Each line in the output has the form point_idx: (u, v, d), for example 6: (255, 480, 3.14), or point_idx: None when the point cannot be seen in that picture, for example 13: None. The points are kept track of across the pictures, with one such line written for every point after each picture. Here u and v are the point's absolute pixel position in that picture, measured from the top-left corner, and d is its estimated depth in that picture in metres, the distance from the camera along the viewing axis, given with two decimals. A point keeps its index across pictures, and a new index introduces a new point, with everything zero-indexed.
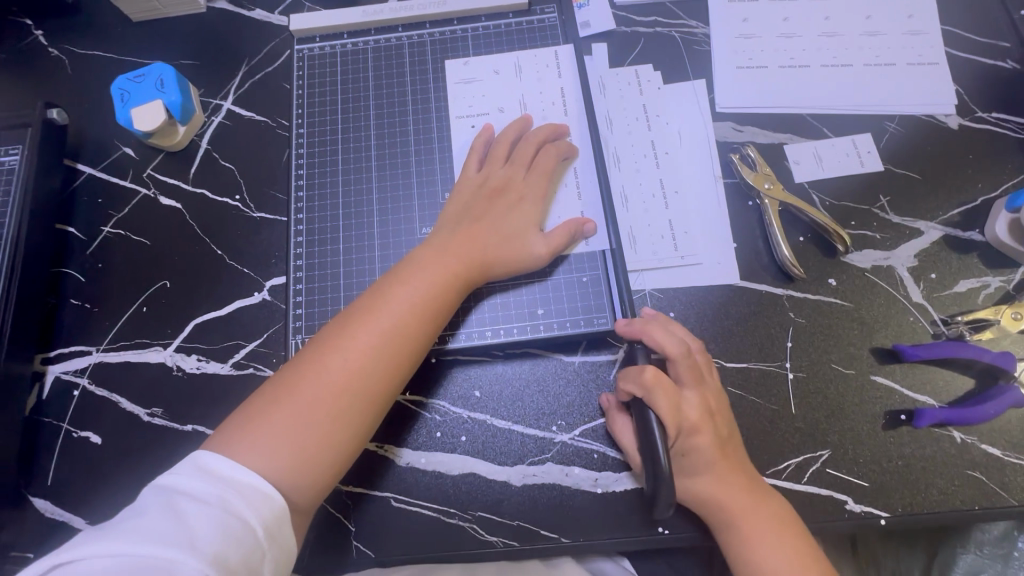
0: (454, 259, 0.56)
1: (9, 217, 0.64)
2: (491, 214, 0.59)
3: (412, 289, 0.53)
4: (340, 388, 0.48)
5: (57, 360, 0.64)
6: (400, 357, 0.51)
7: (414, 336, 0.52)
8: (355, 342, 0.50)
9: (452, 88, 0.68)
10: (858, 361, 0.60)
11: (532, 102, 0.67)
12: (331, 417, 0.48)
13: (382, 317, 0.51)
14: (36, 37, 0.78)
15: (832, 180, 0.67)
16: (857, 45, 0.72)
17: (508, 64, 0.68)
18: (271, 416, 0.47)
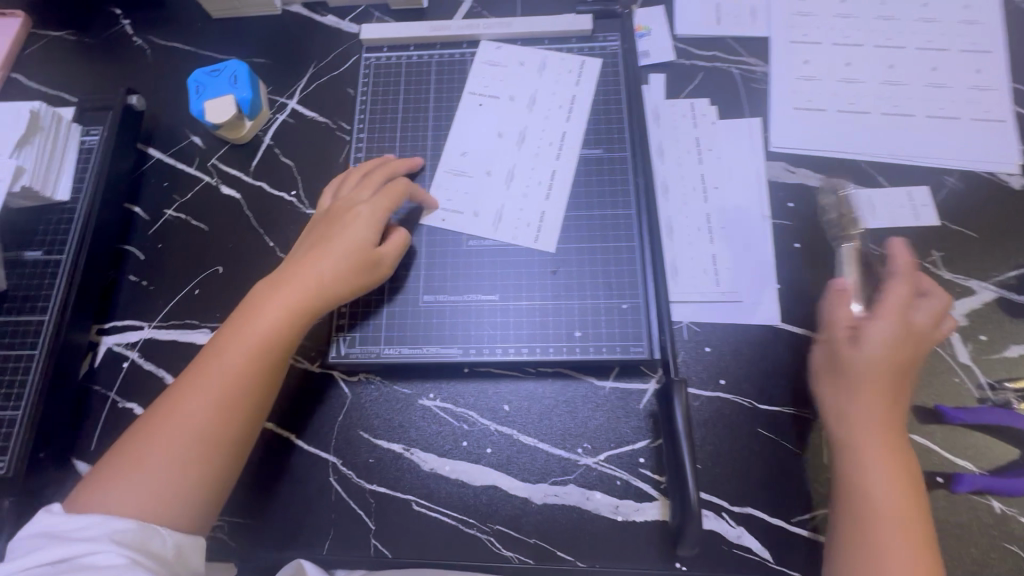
0: (284, 291, 0.57)
1: (84, 192, 0.68)
2: (319, 253, 0.58)
3: (257, 321, 0.55)
4: (177, 434, 0.51)
5: (111, 332, 0.68)
6: (244, 388, 0.53)
7: (239, 377, 0.53)
8: (197, 394, 0.53)
9: (481, 70, 0.71)
10: None
11: (541, 96, 0.69)
12: (179, 468, 0.50)
13: (205, 373, 0.54)
14: (123, 27, 0.83)
15: (884, 230, 0.66)
16: (919, 96, 0.71)
17: (539, 60, 0.71)
18: (126, 471, 0.50)
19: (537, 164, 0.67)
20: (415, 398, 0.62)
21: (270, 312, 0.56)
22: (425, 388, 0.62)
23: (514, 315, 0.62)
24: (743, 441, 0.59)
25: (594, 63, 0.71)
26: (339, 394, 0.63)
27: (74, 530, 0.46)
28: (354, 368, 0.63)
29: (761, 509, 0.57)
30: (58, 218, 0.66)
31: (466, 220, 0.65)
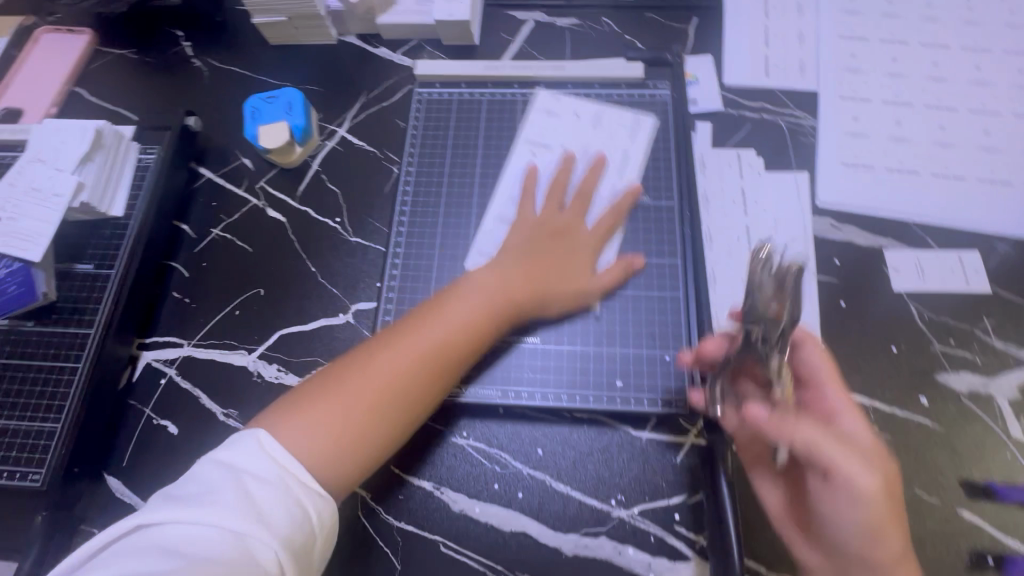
0: (491, 290, 0.58)
1: (137, 209, 0.69)
2: (535, 269, 0.61)
3: (465, 303, 0.57)
4: (377, 392, 0.52)
5: (151, 348, 0.68)
6: (437, 372, 0.54)
7: (448, 344, 0.55)
8: (393, 352, 0.54)
9: (546, 115, 0.72)
10: (945, 490, 0.57)
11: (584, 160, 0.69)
12: (359, 408, 0.51)
13: (446, 318, 0.56)
14: (183, 48, 0.86)
15: (933, 294, 0.65)
16: (970, 158, 0.70)
17: (602, 115, 0.72)
18: (314, 410, 0.50)
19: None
20: (448, 436, 0.62)
21: (473, 300, 0.58)
22: (458, 426, 0.62)
23: (553, 359, 0.62)
24: None
25: (650, 122, 0.71)
26: None
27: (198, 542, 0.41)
28: None
29: None
30: (110, 233, 0.68)
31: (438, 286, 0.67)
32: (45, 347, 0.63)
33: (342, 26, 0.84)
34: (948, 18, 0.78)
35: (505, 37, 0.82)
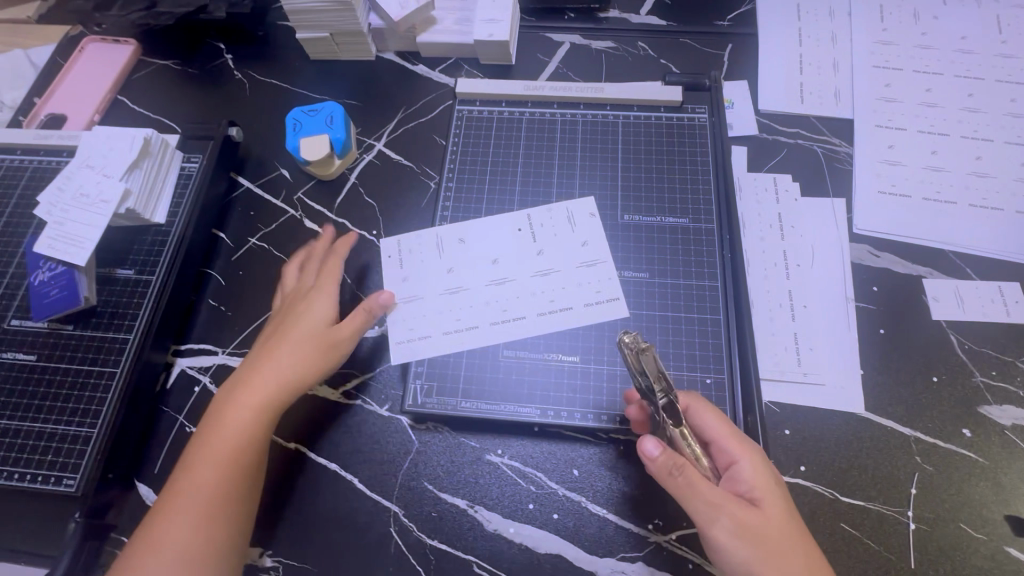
0: (280, 387, 0.58)
1: (179, 217, 0.70)
2: (279, 352, 0.59)
3: (237, 419, 0.56)
4: (206, 507, 0.53)
5: (186, 355, 0.68)
6: (234, 479, 0.54)
7: (246, 457, 0.55)
8: (204, 471, 0.54)
9: (560, 215, 0.69)
10: (990, 526, 0.56)
11: (538, 285, 0.66)
12: (203, 529, 0.52)
13: (228, 405, 0.57)
14: (225, 60, 0.88)
15: (974, 325, 0.64)
16: (1009, 189, 0.70)
17: (585, 292, 0.65)
18: (154, 544, 0.51)
19: (476, 314, 0.65)
20: (483, 453, 0.61)
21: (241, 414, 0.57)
22: (492, 443, 0.62)
23: (590, 378, 0.62)
24: (826, 536, 0.56)
25: (620, 313, 0.64)
26: (408, 441, 0.62)
27: None
28: (424, 416, 0.63)
29: None
30: (151, 240, 0.69)
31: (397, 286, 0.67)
32: (84, 352, 0.64)
33: (382, 43, 0.85)
34: (983, 51, 0.78)
35: (542, 58, 0.83)
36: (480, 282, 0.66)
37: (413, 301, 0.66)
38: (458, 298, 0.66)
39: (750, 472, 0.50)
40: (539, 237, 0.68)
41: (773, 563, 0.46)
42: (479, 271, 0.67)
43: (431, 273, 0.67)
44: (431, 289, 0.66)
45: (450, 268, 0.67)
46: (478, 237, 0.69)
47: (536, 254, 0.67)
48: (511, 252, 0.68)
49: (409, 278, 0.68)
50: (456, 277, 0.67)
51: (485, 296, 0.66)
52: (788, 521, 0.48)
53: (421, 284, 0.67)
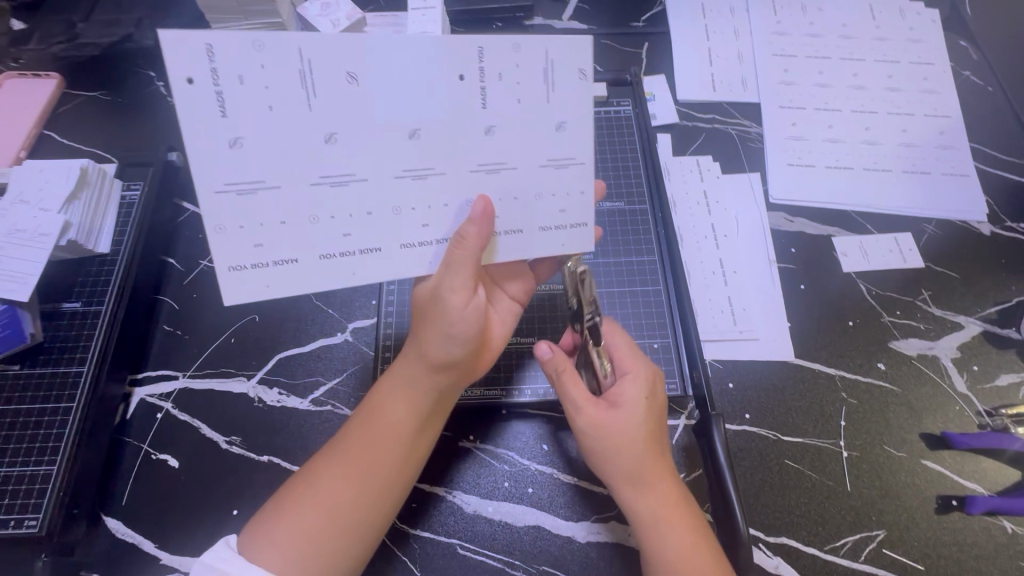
0: (446, 369, 0.54)
1: (125, 245, 0.69)
2: (435, 336, 0.53)
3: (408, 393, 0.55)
4: (362, 471, 0.52)
5: (144, 383, 0.68)
6: (368, 444, 0.53)
7: (411, 435, 0.54)
8: (346, 443, 0.54)
9: (537, 68, 0.46)
10: (908, 444, 0.64)
11: (475, 186, 0.49)
12: (351, 491, 0.51)
13: (401, 380, 0.55)
14: (157, 87, 0.87)
15: (878, 272, 0.73)
16: (894, 153, 0.80)
17: (552, 203, 0.52)
18: (287, 520, 0.49)
19: (376, 229, 0.49)
20: (456, 441, 0.64)
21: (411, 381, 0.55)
22: (465, 429, 0.64)
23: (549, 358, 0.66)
24: (773, 472, 0.62)
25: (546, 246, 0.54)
26: None
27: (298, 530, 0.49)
28: None
29: (794, 538, 0.60)
30: (97, 270, 0.68)
31: (232, 157, 0.44)
32: (35, 390, 0.62)
33: None
34: (862, 35, 0.89)
35: None
36: (387, 170, 0.47)
37: (245, 192, 0.46)
38: (345, 193, 0.48)
39: (628, 383, 0.55)
40: (491, 100, 0.47)
41: (620, 453, 0.53)
42: (389, 154, 0.47)
43: (301, 138, 0.45)
44: (293, 171, 0.46)
45: (332, 132, 0.45)
46: (381, 82, 0.44)
47: (483, 134, 0.48)
48: (437, 122, 0.46)
49: (245, 145, 0.44)
50: (345, 152, 0.46)
51: (392, 195, 0.48)
52: (648, 429, 0.54)
53: (281, 161, 0.45)
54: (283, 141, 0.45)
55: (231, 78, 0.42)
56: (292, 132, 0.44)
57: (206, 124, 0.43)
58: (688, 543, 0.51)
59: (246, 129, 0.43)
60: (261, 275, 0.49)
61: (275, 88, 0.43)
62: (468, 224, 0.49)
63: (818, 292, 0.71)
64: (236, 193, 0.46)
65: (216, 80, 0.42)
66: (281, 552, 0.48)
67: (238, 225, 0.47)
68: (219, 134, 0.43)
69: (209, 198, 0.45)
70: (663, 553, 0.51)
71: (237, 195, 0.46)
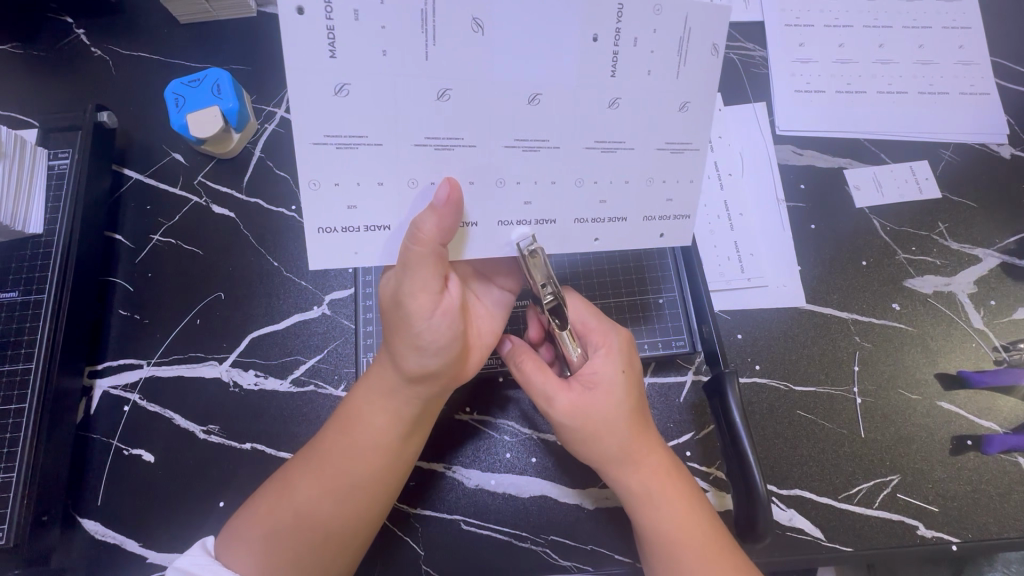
0: (429, 382, 0.47)
1: (60, 223, 0.61)
2: (406, 347, 0.45)
3: (385, 398, 0.49)
4: (340, 480, 0.48)
5: (106, 374, 0.62)
6: (343, 452, 0.48)
7: (393, 442, 0.49)
8: (323, 446, 0.49)
9: (672, 36, 0.41)
10: (924, 386, 0.61)
11: (577, 164, 0.44)
12: (328, 500, 0.47)
13: (377, 381, 0.49)
14: (76, 36, 0.72)
15: (892, 206, 0.68)
16: (912, 73, 0.72)
17: (665, 190, 0.46)
18: (262, 530, 0.46)
19: (475, 200, 0.43)
20: (452, 414, 0.60)
21: (386, 385, 0.48)
22: (460, 403, 0.60)
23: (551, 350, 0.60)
24: (785, 424, 0.60)
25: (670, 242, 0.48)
26: None
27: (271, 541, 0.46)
28: None
29: (808, 490, 0.58)
30: (32, 254, 0.60)
31: (336, 104, 0.39)
32: None
33: None
34: None
35: None
36: (498, 138, 0.42)
37: (342, 145, 0.40)
38: (451, 159, 0.42)
39: (602, 362, 0.50)
40: (621, 67, 0.41)
41: (603, 438, 0.48)
42: (500, 117, 0.41)
43: (413, 96, 0.40)
44: (401, 124, 0.40)
45: (444, 89, 0.40)
46: (516, 25, 0.39)
47: (606, 107, 0.42)
48: (564, 86, 0.41)
49: (351, 93, 0.39)
50: (456, 111, 0.40)
51: (496, 164, 0.43)
52: (629, 407, 0.49)
53: (384, 112, 0.40)
54: (391, 94, 0.39)
55: (346, 13, 0.37)
56: (402, 80, 0.39)
57: (312, 64, 0.38)
58: (682, 514, 0.48)
59: (354, 75, 0.38)
60: (350, 239, 0.43)
61: (394, 28, 0.38)
62: (428, 213, 0.41)
63: (829, 233, 0.66)
64: (336, 144, 0.40)
65: (330, 12, 0.37)
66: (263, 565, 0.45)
67: (333, 182, 0.41)
68: (325, 76, 0.38)
69: (310, 151, 0.40)
70: (659, 527, 0.48)
71: (336, 148, 0.40)
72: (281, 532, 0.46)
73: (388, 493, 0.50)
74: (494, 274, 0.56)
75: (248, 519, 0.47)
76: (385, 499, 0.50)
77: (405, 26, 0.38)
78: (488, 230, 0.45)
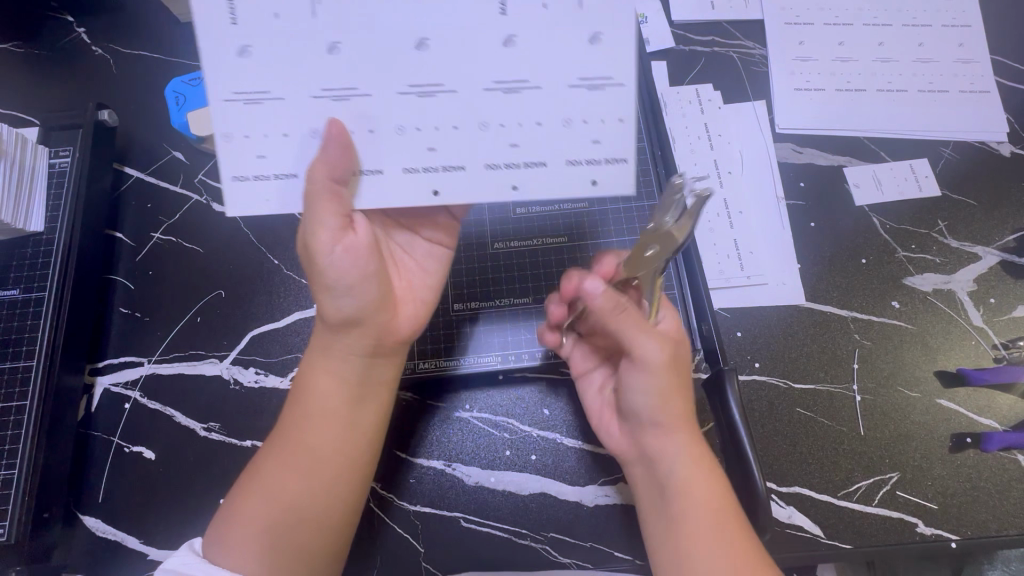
0: (353, 331, 0.48)
1: (61, 220, 0.61)
2: (323, 293, 0.46)
3: (325, 360, 0.49)
4: (298, 452, 0.48)
5: (107, 372, 0.62)
6: (297, 424, 0.49)
7: (342, 404, 0.49)
8: (283, 425, 0.50)
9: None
10: (923, 383, 0.61)
11: (494, 108, 0.43)
12: (291, 476, 0.48)
13: (318, 348, 0.50)
14: (77, 35, 0.72)
15: (892, 204, 0.68)
16: (911, 70, 0.72)
17: (584, 132, 0.44)
18: (240, 516, 0.47)
19: (384, 149, 0.44)
20: (453, 411, 0.60)
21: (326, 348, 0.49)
22: (460, 399, 0.60)
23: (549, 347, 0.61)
24: (784, 422, 0.60)
25: (620, 187, 0.45)
26: None
27: (246, 525, 0.46)
28: None
29: (808, 488, 0.58)
30: (33, 252, 0.60)
31: (237, 64, 0.42)
32: None
33: None
34: None
35: None
36: (391, 83, 0.42)
37: (250, 99, 0.42)
38: (349, 107, 0.43)
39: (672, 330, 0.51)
40: (509, 9, 0.42)
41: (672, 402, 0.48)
42: (398, 65, 0.42)
43: (308, 48, 0.42)
44: (296, 78, 0.42)
45: (334, 42, 0.42)
46: None
47: (500, 46, 0.42)
48: (453, 31, 0.42)
49: (253, 53, 0.42)
50: (344, 59, 0.42)
51: (394, 112, 0.43)
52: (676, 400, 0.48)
53: (276, 67, 0.42)
54: (279, 52, 0.42)
55: None
56: (296, 38, 0.42)
57: (215, 29, 0.41)
58: (715, 493, 0.47)
59: (254, 36, 0.41)
60: (268, 186, 0.44)
61: None
62: (318, 155, 0.42)
63: (828, 230, 0.67)
64: (244, 101, 0.42)
65: None
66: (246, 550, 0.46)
67: (245, 134, 0.43)
68: (228, 40, 0.41)
69: (220, 107, 0.42)
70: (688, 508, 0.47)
71: (245, 104, 0.42)
72: (254, 516, 0.47)
73: (353, 460, 0.49)
74: (420, 225, 0.55)
75: (228, 509, 0.48)
76: (350, 466, 0.49)
77: None
78: (392, 176, 0.44)
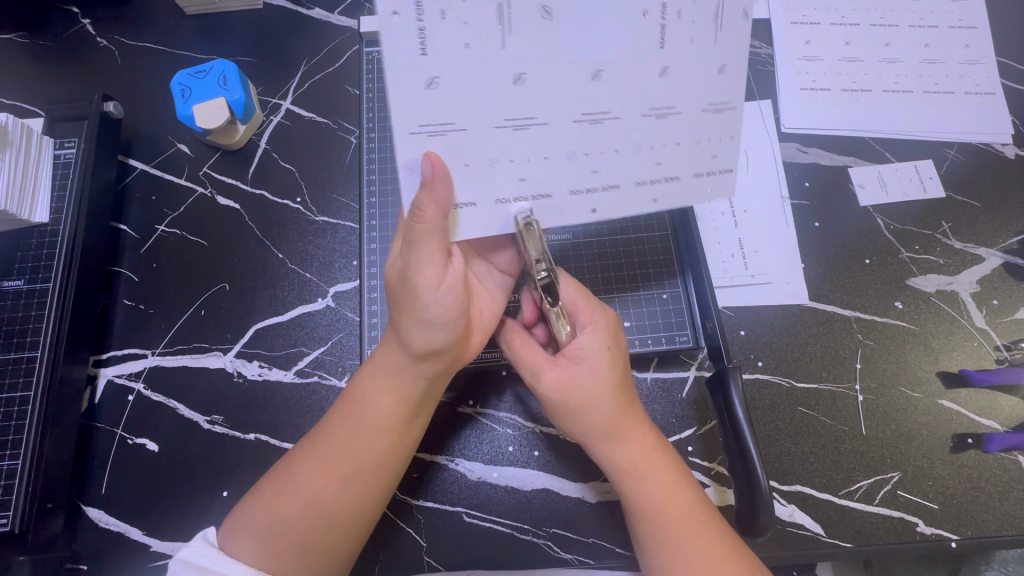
0: (435, 360, 0.48)
1: (66, 212, 0.61)
2: (412, 323, 0.46)
3: (388, 376, 0.49)
4: (346, 463, 0.48)
5: (110, 364, 0.62)
6: (352, 436, 0.49)
7: (399, 422, 0.50)
8: (331, 431, 0.50)
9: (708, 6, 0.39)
10: (926, 383, 0.61)
11: (651, 133, 0.43)
12: (332, 484, 0.48)
13: (382, 363, 0.50)
14: (82, 26, 0.72)
15: (896, 205, 0.68)
16: (917, 71, 0.72)
17: (704, 150, 0.45)
18: (270, 513, 0.47)
19: (550, 174, 0.43)
20: (456, 407, 0.60)
21: (389, 365, 0.49)
22: (463, 395, 0.60)
23: None
24: (786, 421, 0.60)
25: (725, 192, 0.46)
26: None
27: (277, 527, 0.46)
28: None
29: (810, 487, 0.58)
30: (38, 243, 0.60)
31: (424, 97, 0.38)
32: None
33: None
34: None
35: None
36: (566, 113, 0.41)
37: (433, 134, 0.39)
38: (525, 139, 0.41)
39: (588, 337, 0.51)
40: (671, 37, 0.39)
41: (591, 411, 0.49)
42: (567, 94, 0.40)
43: (491, 82, 0.38)
44: (480, 109, 0.39)
45: (521, 73, 0.38)
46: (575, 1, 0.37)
47: (656, 76, 0.41)
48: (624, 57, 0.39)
49: (442, 86, 0.38)
50: (527, 94, 0.39)
51: (566, 139, 0.42)
52: (616, 379, 0.50)
53: (465, 99, 0.39)
54: (468, 86, 0.38)
55: (434, 12, 0.35)
56: (478, 74, 0.38)
57: (403, 60, 0.36)
58: (668, 489, 0.48)
59: (445, 67, 0.37)
60: (467, 215, 0.43)
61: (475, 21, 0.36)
62: (424, 192, 0.40)
63: (833, 230, 0.67)
64: (427, 134, 0.39)
65: (420, 13, 0.35)
66: (272, 546, 0.46)
67: (463, 163, 0.41)
68: (416, 71, 0.37)
69: (403, 140, 0.39)
70: (646, 499, 0.48)
71: (428, 138, 0.39)
72: (285, 518, 0.47)
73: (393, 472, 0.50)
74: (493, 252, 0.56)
75: (253, 505, 0.48)
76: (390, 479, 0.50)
77: (483, 19, 0.36)
78: (485, 209, 0.43)
